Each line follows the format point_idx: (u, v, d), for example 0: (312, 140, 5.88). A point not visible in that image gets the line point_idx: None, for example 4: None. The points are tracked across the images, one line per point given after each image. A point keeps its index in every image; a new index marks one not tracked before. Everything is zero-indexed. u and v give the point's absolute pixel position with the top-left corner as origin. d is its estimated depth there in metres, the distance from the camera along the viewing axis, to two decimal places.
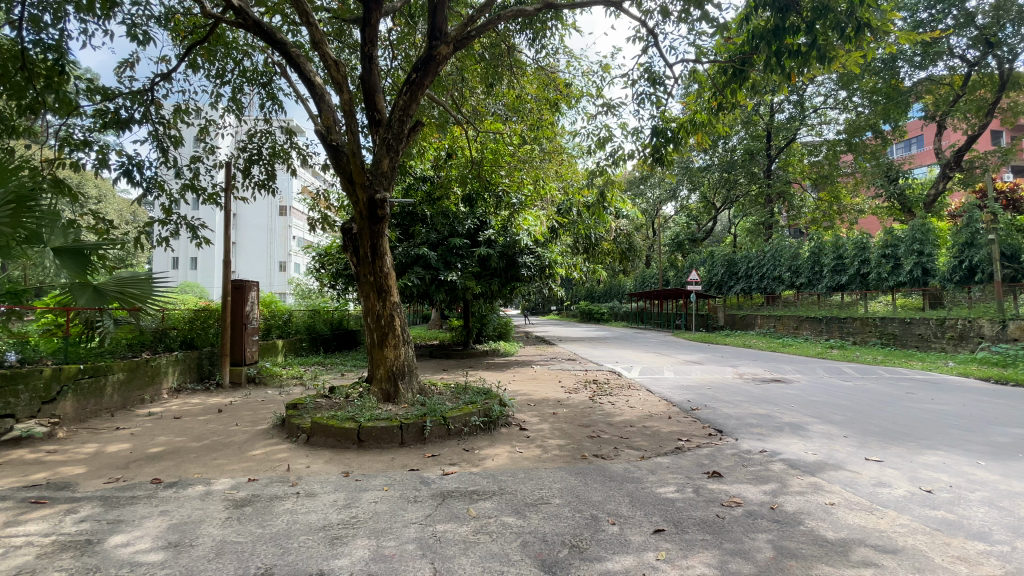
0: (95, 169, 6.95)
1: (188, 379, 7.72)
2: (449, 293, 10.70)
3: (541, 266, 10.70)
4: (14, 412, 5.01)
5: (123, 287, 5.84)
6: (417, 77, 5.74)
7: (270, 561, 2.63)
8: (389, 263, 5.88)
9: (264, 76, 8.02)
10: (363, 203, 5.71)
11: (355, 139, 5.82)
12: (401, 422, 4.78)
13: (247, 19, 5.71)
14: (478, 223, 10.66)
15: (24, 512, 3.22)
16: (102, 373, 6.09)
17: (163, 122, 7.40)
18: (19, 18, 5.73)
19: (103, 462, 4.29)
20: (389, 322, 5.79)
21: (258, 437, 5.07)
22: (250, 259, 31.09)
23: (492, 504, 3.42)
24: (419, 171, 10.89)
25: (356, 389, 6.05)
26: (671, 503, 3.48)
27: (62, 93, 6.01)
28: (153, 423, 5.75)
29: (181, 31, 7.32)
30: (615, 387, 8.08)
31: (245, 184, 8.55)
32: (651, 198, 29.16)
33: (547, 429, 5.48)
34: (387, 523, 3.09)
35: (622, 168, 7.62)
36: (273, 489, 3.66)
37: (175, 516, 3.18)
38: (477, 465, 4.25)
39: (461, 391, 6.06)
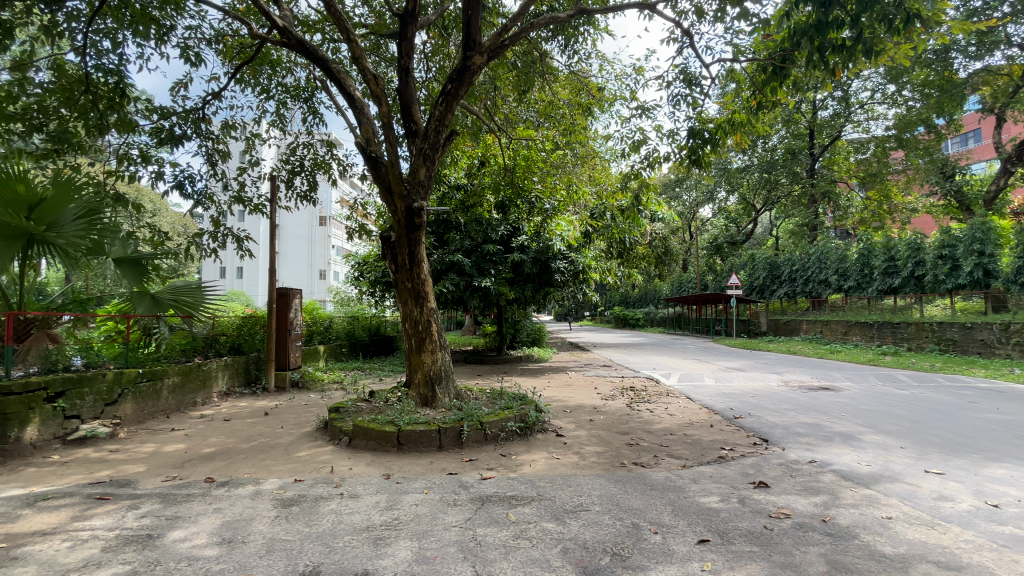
0: (152, 183, 7.37)
1: (236, 383, 8.07)
2: (483, 300, 10.77)
3: (574, 271, 10.67)
4: (81, 414, 5.34)
5: (178, 296, 6.39)
6: (452, 87, 5.83)
7: (317, 559, 2.70)
8: (425, 270, 5.97)
9: (306, 91, 8.34)
10: (401, 212, 5.86)
11: (392, 149, 5.95)
12: (439, 426, 4.84)
13: (291, 38, 5.95)
14: (511, 229, 10.68)
15: (90, 507, 3.42)
16: (158, 377, 6.44)
17: (212, 138, 7.79)
18: (84, 45, 6.18)
19: (161, 462, 4.53)
20: (426, 327, 5.88)
21: (303, 440, 5.24)
22: (292, 267, 32.25)
23: (531, 510, 3.41)
24: (453, 180, 11.05)
25: (394, 394, 6.13)
26: (715, 513, 3.38)
27: (122, 113, 6.41)
28: (204, 425, 6.02)
29: (229, 52, 7.71)
30: (654, 395, 7.92)
31: (289, 196, 8.88)
32: (687, 200, 28.54)
33: (584, 436, 5.43)
34: (428, 525, 3.14)
35: (657, 171, 7.50)
36: (319, 490, 3.77)
37: (228, 513, 3.32)
38: (515, 471, 4.25)
39: (497, 396, 6.08)
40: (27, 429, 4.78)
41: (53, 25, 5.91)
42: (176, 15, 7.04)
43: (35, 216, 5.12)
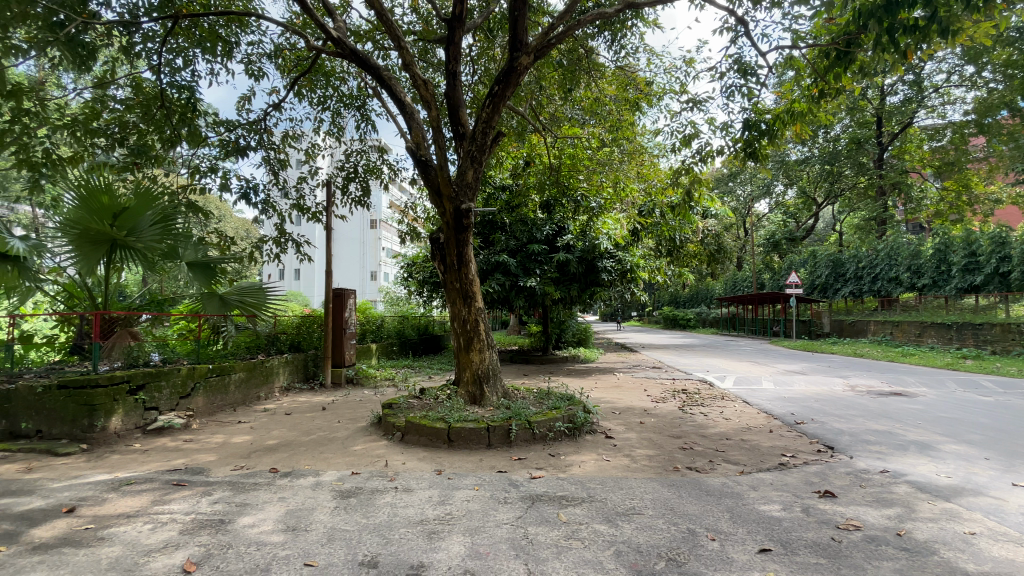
0: (220, 193, 7.86)
1: (296, 379, 8.48)
2: (529, 299, 10.80)
3: (622, 271, 10.49)
4: (157, 405, 5.75)
5: (244, 296, 6.87)
6: (499, 89, 5.87)
7: (375, 550, 2.79)
8: (473, 270, 6.05)
9: (358, 100, 8.64)
10: (449, 214, 5.96)
11: (441, 152, 6.05)
12: (488, 424, 4.89)
13: (345, 48, 6.17)
14: (556, 228, 10.67)
15: (168, 492, 3.69)
16: (226, 372, 6.84)
17: (274, 148, 8.22)
18: (160, 64, 6.68)
19: (229, 452, 4.83)
20: (474, 327, 5.95)
21: (358, 434, 5.43)
22: (346, 269, 33.52)
23: (582, 511, 3.38)
24: (498, 181, 11.16)
25: (443, 391, 6.25)
26: (776, 522, 3.22)
27: (192, 126, 6.86)
28: (268, 418, 6.36)
29: (288, 66, 8.10)
30: (707, 398, 7.66)
31: (343, 202, 9.23)
32: (741, 195, 27.42)
33: (635, 438, 5.32)
34: (480, 521, 3.17)
35: (710, 165, 7.23)
36: (373, 483, 3.89)
37: (291, 503, 3.50)
38: (564, 471, 4.22)
39: (545, 396, 6.06)
40: (110, 419, 5.20)
41: (130, 46, 6.42)
42: (240, 32, 7.49)
43: (118, 223, 5.60)
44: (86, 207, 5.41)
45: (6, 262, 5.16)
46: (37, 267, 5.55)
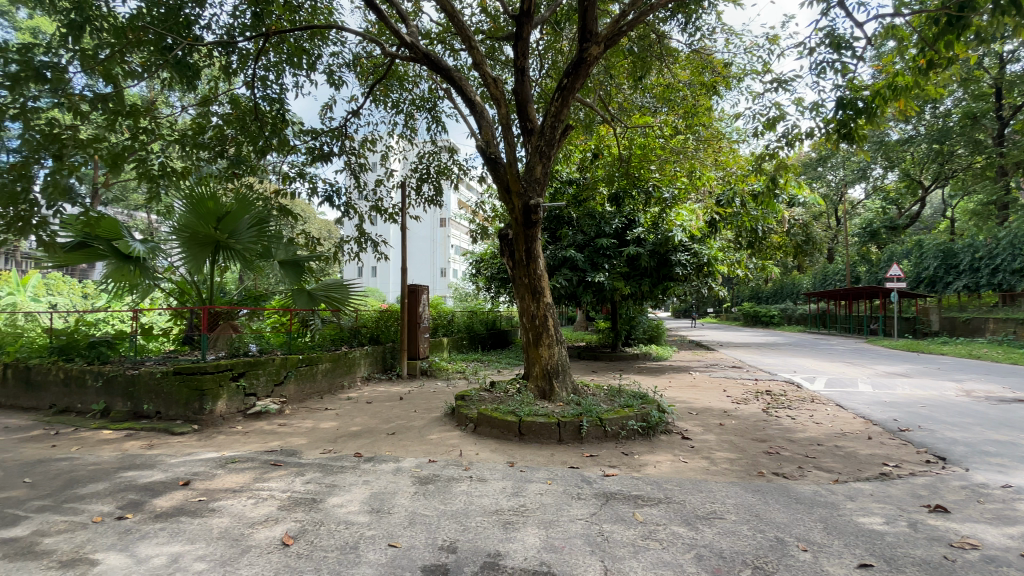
0: (307, 196, 8.44)
1: (375, 370, 8.95)
2: (597, 295, 10.64)
3: (698, 264, 10.00)
4: (256, 391, 6.29)
5: (329, 292, 7.55)
6: (568, 82, 5.81)
7: (453, 536, 2.88)
8: (542, 265, 6.05)
9: (430, 102, 8.92)
10: (518, 210, 5.96)
11: (511, 149, 6.08)
12: (559, 419, 4.88)
13: (418, 52, 6.36)
14: (626, 221, 10.44)
15: (267, 471, 4.04)
16: (314, 362, 7.34)
17: (354, 152, 8.68)
18: (253, 80, 7.29)
19: (318, 436, 5.19)
20: (543, 322, 5.95)
21: (433, 424, 5.64)
22: (418, 266, 34.80)
23: (659, 511, 3.28)
24: (565, 175, 11.09)
25: (514, 385, 6.32)
26: (877, 535, 2.95)
27: (281, 136, 7.43)
28: (351, 406, 6.77)
29: (365, 73, 8.49)
30: (794, 400, 7.14)
31: (417, 202, 9.58)
32: (833, 179, 25.19)
33: (714, 440, 5.09)
34: (554, 515, 3.18)
35: (797, 150, 6.71)
36: (449, 471, 4.03)
37: (375, 486, 3.70)
38: (639, 471, 4.12)
39: (616, 394, 5.95)
40: (217, 402, 5.77)
41: (229, 65, 7.05)
42: (322, 44, 7.97)
43: (221, 226, 6.19)
44: (195, 213, 6.04)
45: (129, 262, 5.94)
46: (153, 267, 6.28)
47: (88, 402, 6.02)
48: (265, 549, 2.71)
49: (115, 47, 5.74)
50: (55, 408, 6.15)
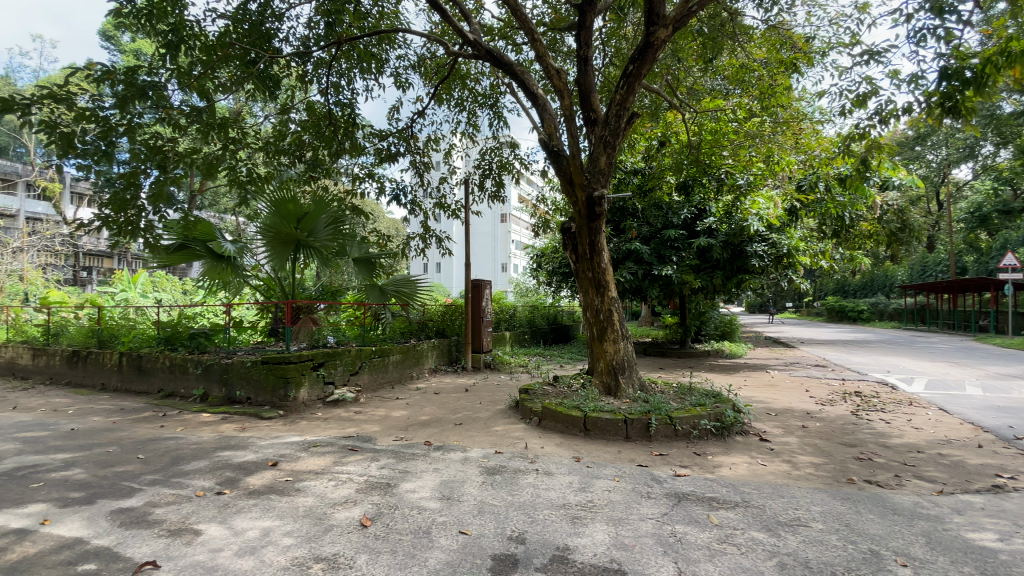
0: (376, 196, 8.80)
1: (442, 362, 9.21)
2: (664, 288, 10.29)
3: (777, 256, 9.35)
4: (334, 380, 6.67)
5: (398, 287, 7.90)
6: (634, 68, 5.61)
7: (522, 528, 2.90)
8: (606, 258, 5.92)
9: (491, 98, 8.98)
10: (581, 203, 5.84)
11: (574, 141, 5.98)
12: (626, 416, 4.77)
13: (480, 49, 6.39)
14: (696, 211, 9.99)
15: (345, 456, 4.27)
16: (385, 354, 7.68)
17: (419, 152, 8.92)
18: (327, 87, 7.70)
19: (390, 425, 5.43)
20: (607, 317, 5.84)
21: (498, 416, 5.72)
22: (480, 261, 35.39)
23: (736, 515, 3.13)
24: (630, 165, 10.79)
25: (577, 380, 6.26)
26: (989, 552, 2.64)
27: (353, 140, 7.79)
28: (420, 396, 7.02)
29: (429, 73, 8.68)
30: (888, 402, 6.53)
31: (480, 197, 9.71)
32: (934, 159, 22.69)
33: (795, 442, 4.77)
34: (623, 513, 3.11)
35: (891, 128, 6.10)
36: (516, 463, 4.06)
37: (444, 474, 3.81)
38: (712, 472, 3.95)
39: (687, 392, 5.73)
40: (299, 390, 6.21)
41: (304, 74, 7.48)
42: (389, 49, 8.25)
43: (301, 227, 6.63)
44: (278, 214, 6.48)
45: (222, 261, 6.49)
46: (243, 265, 6.83)
47: (189, 387, 6.65)
48: (346, 529, 2.87)
49: (206, 64, 6.24)
50: (162, 392, 6.85)
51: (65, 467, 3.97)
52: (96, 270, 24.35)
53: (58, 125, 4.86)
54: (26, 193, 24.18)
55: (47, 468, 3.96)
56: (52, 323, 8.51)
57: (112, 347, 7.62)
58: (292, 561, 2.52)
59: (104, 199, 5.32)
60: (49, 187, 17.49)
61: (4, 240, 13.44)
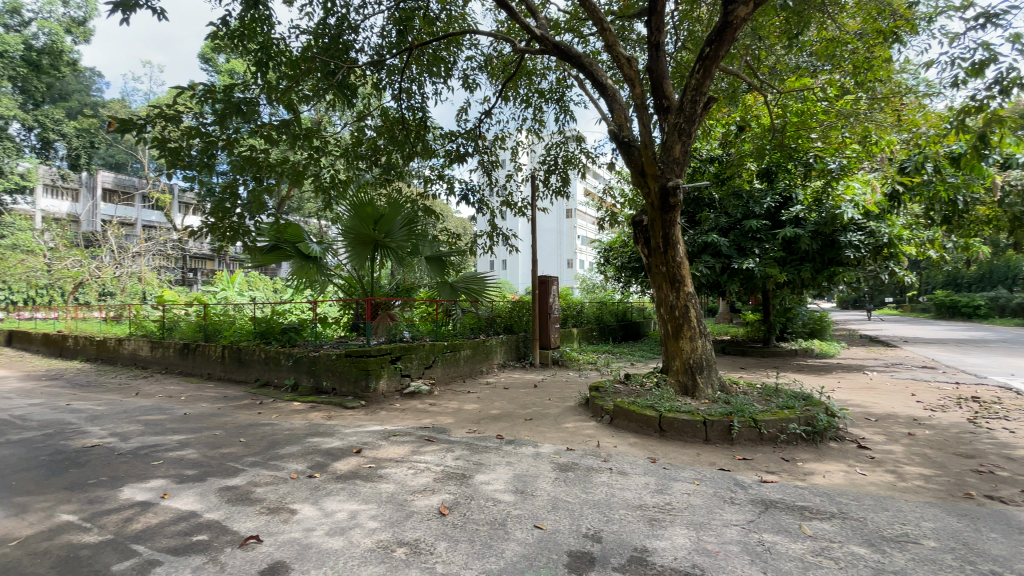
0: (446, 197, 9.04)
1: (510, 358, 9.31)
2: (745, 283, 9.70)
3: (875, 246, 8.50)
4: (410, 372, 6.95)
5: (467, 285, 8.11)
6: (711, 51, 5.31)
7: (597, 526, 2.86)
8: (682, 252, 5.68)
9: (558, 92, 8.92)
10: (655, 193, 5.62)
11: (646, 131, 5.76)
12: (705, 417, 4.55)
13: (547, 44, 6.32)
14: (781, 199, 9.32)
15: (422, 446, 4.44)
16: (457, 348, 7.89)
17: (487, 151, 9.04)
18: (400, 93, 8.01)
19: (463, 417, 5.56)
20: (683, 313, 5.61)
21: (569, 413, 5.67)
22: (547, 258, 35.35)
23: (832, 527, 2.89)
24: (705, 153, 10.29)
25: (651, 378, 6.08)
26: None
27: (423, 142, 8.05)
28: (490, 391, 7.13)
29: (496, 73, 8.76)
30: (1014, 410, 5.74)
31: (546, 193, 9.69)
32: None
33: (899, 451, 4.32)
34: (705, 518, 2.97)
35: (1014, 99, 5.34)
36: (589, 461, 4.01)
37: (517, 468, 3.84)
38: (803, 480, 3.67)
39: (772, 393, 5.36)
40: (379, 381, 6.49)
41: (379, 82, 7.83)
42: (458, 51, 8.42)
43: (378, 227, 7.04)
44: (357, 217, 6.96)
45: (309, 262, 6.99)
46: (327, 264, 7.33)
47: (282, 377, 7.21)
48: (425, 517, 2.97)
49: (292, 78, 6.72)
50: (259, 382, 7.48)
51: (180, 447, 4.44)
52: (201, 271, 27.01)
53: (169, 141, 5.43)
54: (143, 205, 27.28)
55: (165, 447, 4.45)
56: (166, 319, 9.56)
57: (216, 340, 8.44)
58: (377, 544, 2.65)
59: (207, 207, 5.90)
60: (161, 198, 19.55)
61: (125, 245, 15.23)
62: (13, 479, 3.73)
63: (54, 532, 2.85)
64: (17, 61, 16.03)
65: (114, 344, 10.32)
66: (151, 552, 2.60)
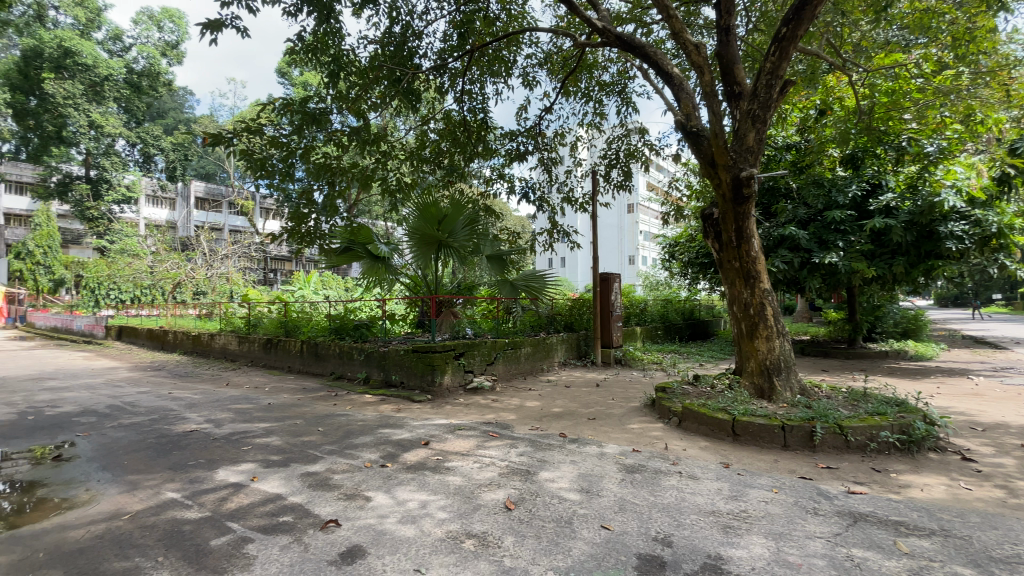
0: (506, 195, 9.11)
1: (571, 356, 9.24)
2: (827, 278, 9.02)
3: (981, 237, 7.61)
4: (472, 368, 7.08)
5: (528, 282, 8.12)
6: (787, 31, 5.00)
7: (667, 530, 2.77)
8: (756, 246, 5.37)
9: (619, 85, 8.73)
10: (726, 185, 5.34)
11: (717, 120, 5.49)
12: (783, 422, 4.28)
13: (609, 36, 6.17)
14: (867, 187, 8.59)
15: (487, 441, 4.50)
16: (518, 346, 7.94)
17: (547, 148, 9.01)
18: (461, 95, 8.17)
19: (526, 414, 5.59)
20: (759, 311, 5.30)
21: (634, 413, 5.54)
22: (607, 255, 34.76)
23: (932, 544, 2.62)
24: (780, 141, 9.67)
25: (722, 379, 5.80)
26: None
27: (484, 143, 8.17)
28: (552, 389, 7.11)
29: (555, 69, 8.70)
30: None
31: (607, 188, 9.51)
32: None
33: (1013, 466, 3.85)
34: (784, 527, 2.80)
35: None
36: (656, 463, 3.90)
37: (582, 467, 3.81)
38: (897, 493, 3.37)
39: (860, 398, 4.95)
40: (444, 376, 6.66)
41: (441, 86, 8.04)
42: (517, 49, 8.46)
43: (442, 228, 7.22)
44: (422, 217, 7.18)
45: (378, 262, 7.36)
46: (394, 264, 7.62)
47: (354, 371, 7.59)
48: (492, 510, 3.01)
49: (360, 87, 7.03)
50: (334, 374, 7.92)
51: (266, 434, 4.79)
52: (280, 272, 28.98)
53: (253, 152, 5.88)
54: (230, 211, 29.72)
55: (252, 434, 4.82)
56: (252, 316, 10.36)
57: (295, 335, 9.03)
58: (447, 534, 2.72)
59: (286, 212, 6.32)
60: (244, 205, 21.14)
61: (216, 248, 16.64)
62: (127, 458, 4.18)
63: (161, 508, 3.16)
64: (121, 83, 18.27)
65: (207, 338, 11.30)
66: (243, 529, 2.82)
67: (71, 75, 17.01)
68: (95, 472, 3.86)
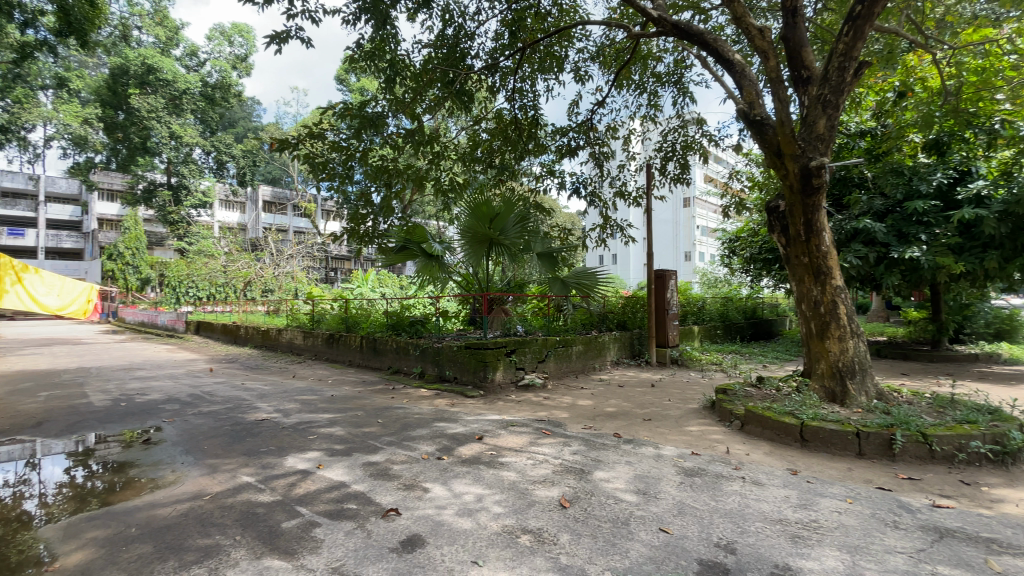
0: (558, 191, 9.06)
1: (625, 355, 9.08)
2: (908, 274, 8.40)
3: None
4: (524, 366, 7.10)
5: (579, 280, 7.97)
6: (862, 9, 4.64)
7: (730, 537, 2.67)
8: (828, 240, 5.04)
9: (675, 75, 8.45)
10: (793, 176, 5.03)
11: (783, 107, 5.19)
12: (858, 429, 4.00)
13: (665, 24, 5.97)
14: (954, 175, 7.86)
15: (540, 437, 4.51)
16: (569, 344, 7.89)
17: (599, 142, 8.85)
18: (513, 93, 8.19)
19: (579, 413, 5.55)
20: (830, 310, 4.98)
21: (692, 415, 5.37)
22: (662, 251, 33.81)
23: None
24: (852, 127, 9.01)
25: (788, 381, 5.50)
26: None
27: (535, 140, 8.15)
28: (605, 387, 7.02)
29: (608, 61, 8.53)
30: None
31: (663, 181, 9.24)
32: None
33: None
34: (860, 540, 2.63)
35: None
36: (717, 467, 3.76)
37: (638, 468, 3.73)
38: (992, 508, 3.07)
39: (946, 405, 4.54)
40: (496, 372, 6.75)
41: (493, 85, 8.09)
42: (569, 44, 8.37)
43: (494, 226, 7.27)
44: (475, 216, 7.27)
45: (432, 260, 7.54)
46: (447, 262, 7.77)
47: (410, 366, 7.82)
48: (548, 507, 3.02)
49: (415, 90, 7.21)
50: (391, 369, 8.19)
51: (329, 425, 5.03)
52: (340, 270, 30.30)
53: (316, 156, 6.17)
54: (294, 213, 31.35)
55: (317, 424, 5.08)
56: (315, 312, 10.89)
57: (355, 331, 9.41)
58: (503, 528, 2.75)
59: (345, 213, 6.59)
60: (307, 207, 22.23)
61: (282, 248, 17.61)
62: (207, 443, 4.53)
63: (237, 490, 3.40)
64: (197, 96, 19.67)
65: (275, 333, 12.00)
66: (311, 514, 2.98)
67: (153, 90, 18.49)
68: (179, 455, 4.20)
